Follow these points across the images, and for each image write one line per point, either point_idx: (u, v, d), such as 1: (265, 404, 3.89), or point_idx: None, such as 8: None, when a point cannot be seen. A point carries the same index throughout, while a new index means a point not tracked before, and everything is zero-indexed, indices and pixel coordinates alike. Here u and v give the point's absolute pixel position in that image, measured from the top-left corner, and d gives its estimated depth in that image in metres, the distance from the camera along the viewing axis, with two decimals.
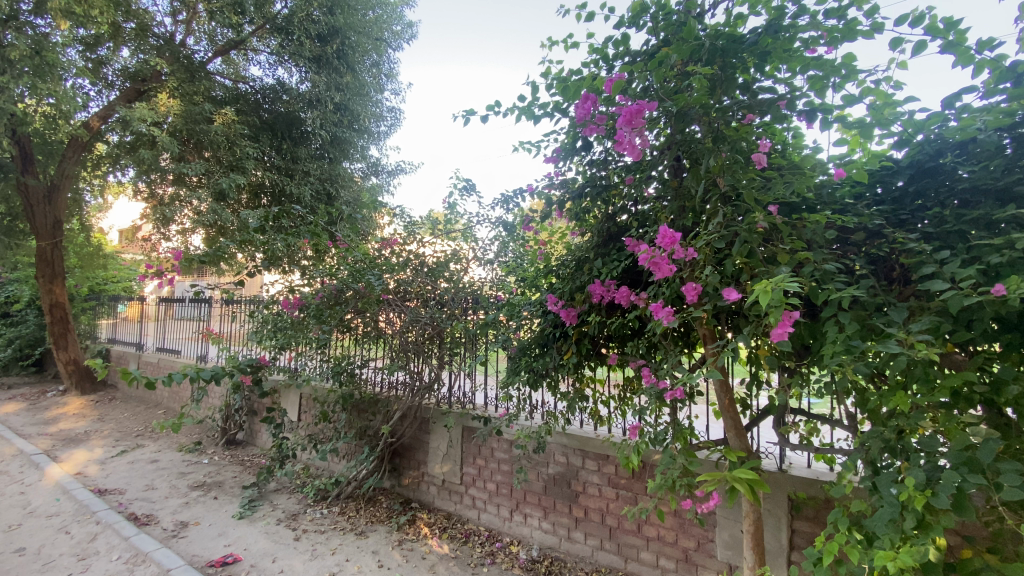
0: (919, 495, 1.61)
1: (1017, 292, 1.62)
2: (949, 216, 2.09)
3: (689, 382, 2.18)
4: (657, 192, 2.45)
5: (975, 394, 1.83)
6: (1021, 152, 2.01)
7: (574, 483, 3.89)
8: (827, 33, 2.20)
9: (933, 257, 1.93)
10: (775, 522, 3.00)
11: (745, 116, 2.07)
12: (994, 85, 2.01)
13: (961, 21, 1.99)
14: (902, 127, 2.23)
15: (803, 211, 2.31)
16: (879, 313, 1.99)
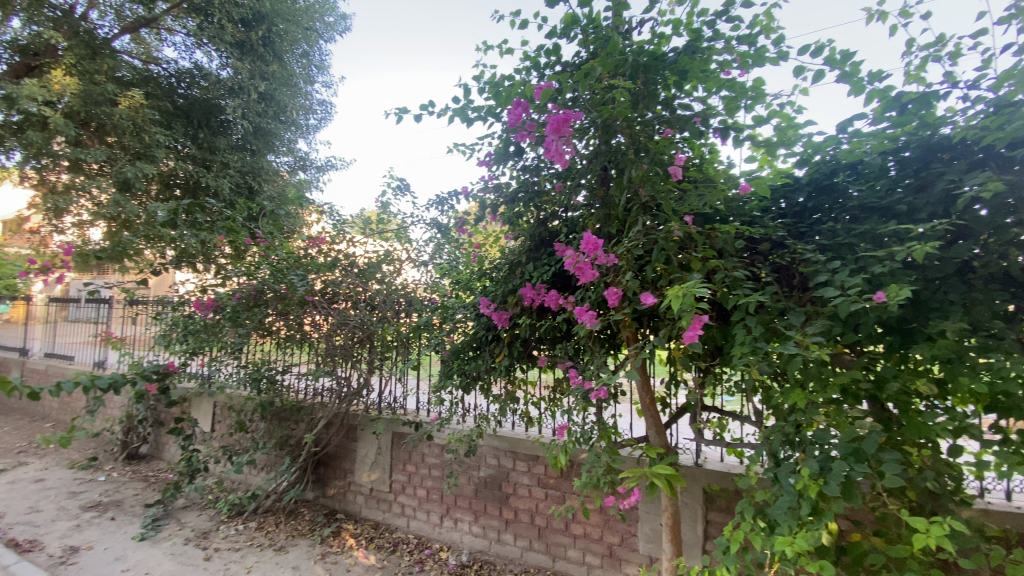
0: (813, 484, 1.77)
1: (894, 299, 1.82)
2: (841, 230, 2.31)
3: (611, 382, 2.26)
4: (586, 200, 2.52)
5: (861, 390, 2.03)
6: (900, 175, 2.27)
7: (504, 485, 3.90)
8: (740, 58, 2.38)
9: (827, 267, 2.13)
10: (692, 514, 3.17)
11: (663, 131, 2.18)
12: (881, 113, 2.25)
13: (855, 54, 2.23)
14: (803, 149, 2.45)
15: (717, 221, 2.48)
16: (781, 317, 2.17)
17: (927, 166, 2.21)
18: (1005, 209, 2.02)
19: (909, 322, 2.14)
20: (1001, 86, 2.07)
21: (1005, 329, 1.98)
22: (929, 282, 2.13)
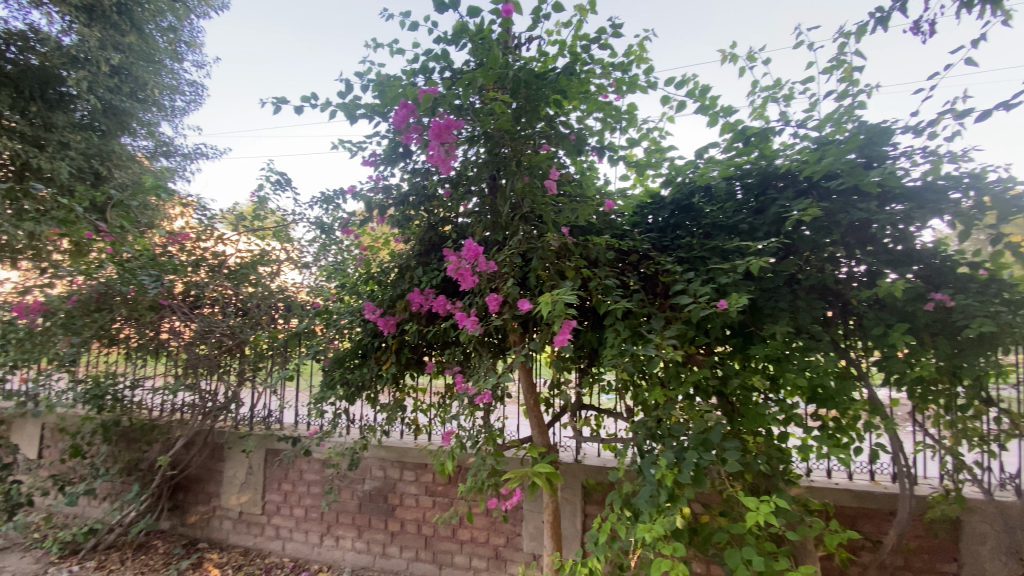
0: (669, 473, 1.96)
1: (733, 306, 2.11)
2: (697, 244, 2.59)
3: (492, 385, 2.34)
4: (476, 208, 2.57)
5: (710, 386, 2.30)
6: (745, 198, 2.61)
7: (390, 497, 3.79)
8: (615, 84, 2.60)
9: (684, 277, 2.39)
10: (571, 509, 3.36)
11: (542, 145, 2.31)
12: (730, 143, 2.59)
13: (711, 90, 2.54)
14: (668, 171, 2.74)
15: (592, 233, 2.66)
16: (646, 322, 2.39)
17: (764, 192, 2.57)
18: (820, 231, 2.43)
19: (748, 326, 2.48)
20: (820, 128, 2.48)
21: (820, 332, 2.36)
22: (764, 292, 2.48)
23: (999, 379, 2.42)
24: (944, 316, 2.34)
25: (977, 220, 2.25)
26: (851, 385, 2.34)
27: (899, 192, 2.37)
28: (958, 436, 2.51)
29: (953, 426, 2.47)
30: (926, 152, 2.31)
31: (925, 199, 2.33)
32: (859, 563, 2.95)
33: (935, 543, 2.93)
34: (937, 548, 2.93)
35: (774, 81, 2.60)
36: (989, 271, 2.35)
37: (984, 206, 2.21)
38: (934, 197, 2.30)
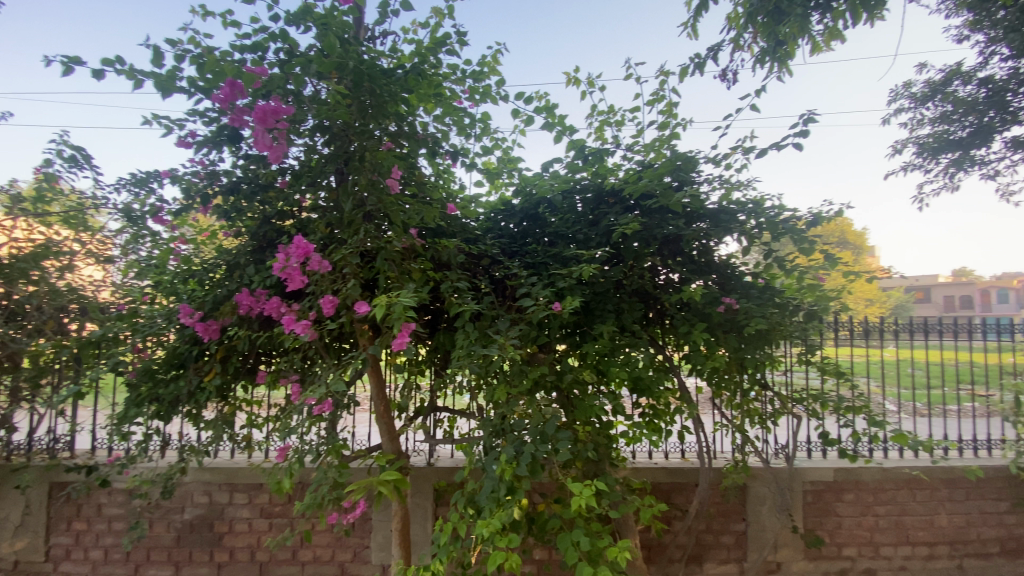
0: (508, 467, 2.06)
1: (567, 308, 2.30)
2: (542, 251, 2.76)
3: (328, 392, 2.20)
4: (324, 202, 2.42)
5: (549, 382, 2.47)
6: (584, 211, 2.86)
7: (217, 524, 3.37)
8: (467, 90, 2.66)
9: (528, 281, 2.54)
10: (422, 513, 3.42)
11: (385, 143, 2.27)
12: (573, 160, 2.82)
13: (556, 107, 2.74)
14: (518, 180, 2.89)
15: (443, 236, 2.67)
16: (493, 324, 2.48)
17: (599, 207, 2.86)
18: (643, 242, 2.76)
19: (582, 326, 2.73)
20: (644, 152, 2.83)
21: (640, 330, 2.70)
22: (596, 296, 2.76)
23: (771, 368, 2.99)
24: (732, 317, 2.82)
25: (755, 238, 2.76)
26: (664, 377, 2.71)
27: (702, 213, 2.79)
28: (742, 416, 3.04)
29: (740, 408, 2.98)
30: (720, 180, 2.79)
31: (720, 219, 2.78)
32: (672, 532, 3.40)
33: (729, 507, 3.50)
34: (731, 511, 3.50)
35: (609, 108, 2.91)
36: (765, 280, 2.90)
37: (760, 227, 2.73)
38: (727, 218, 2.77)
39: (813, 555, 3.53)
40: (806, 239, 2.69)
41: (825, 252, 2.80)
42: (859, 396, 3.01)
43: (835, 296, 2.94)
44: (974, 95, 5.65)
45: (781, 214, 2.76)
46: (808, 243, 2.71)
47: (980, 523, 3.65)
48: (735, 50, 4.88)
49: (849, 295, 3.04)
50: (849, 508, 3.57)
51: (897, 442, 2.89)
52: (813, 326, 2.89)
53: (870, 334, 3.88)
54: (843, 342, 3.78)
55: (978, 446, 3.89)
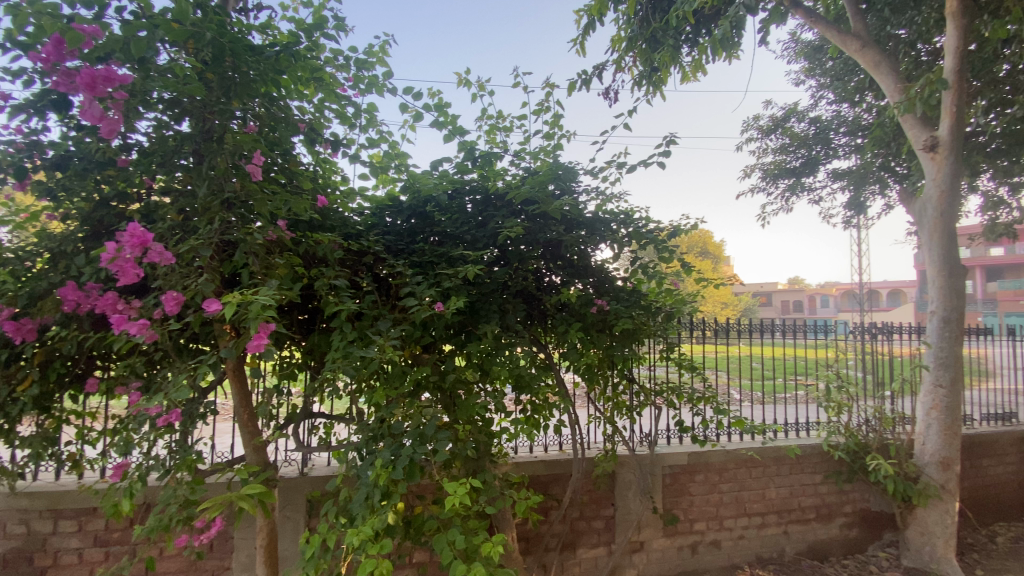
0: (383, 471, 2.00)
1: (449, 308, 2.30)
2: (428, 251, 2.71)
3: (172, 400, 1.95)
4: (180, 186, 2.15)
5: (430, 383, 2.45)
6: (473, 212, 2.88)
7: (38, 558, 2.85)
8: (351, 79, 2.55)
9: (411, 281, 2.49)
10: (294, 526, 3.22)
11: (248, 126, 2.08)
12: (463, 161, 2.83)
13: (446, 106, 2.74)
14: (406, 176, 2.82)
15: (319, 229, 2.52)
16: (373, 324, 2.40)
17: (486, 209, 2.91)
18: (526, 246, 2.85)
19: (466, 326, 2.75)
20: (530, 158, 2.93)
21: (522, 330, 2.78)
22: (481, 296, 2.79)
23: (637, 364, 3.27)
24: (604, 318, 3.04)
25: (626, 245, 3.00)
26: (544, 375, 2.83)
27: (580, 220, 2.95)
28: (612, 409, 3.28)
29: (610, 400, 3.24)
30: (597, 191, 2.99)
31: (596, 227, 2.97)
32: (548, 522, 3.57)
33: (600, 494, 3.76)
34: (602, 498, 3.76)
35: (498, 113, 2.99)
36: (633, 284, 3.17)
37: (631, 235, 2.97)
38: (602, 226, 2.97)
39: (670, 532, 3.92)
40: (667, 248, 2.99)
41: (684, 260, 3.13)
42: (709, 388, 3.41)
43: (692, 300, 3.30)
44: (806, 132, 6.70)
45: (648, 225, 3.02)
46: (668, 252, 3.02)
47: (800, 493, 4.32)
48: (620, 70, 5.26)
49: (704, 299, 3.43)
50: (700, 488, 4.03)
51: (737, 428, 3.32)
52: (672, 326, 3.21)
53: (723, 333, 4.41)
54: (701, 341, 4.25)
55: (800, 428, 4.62)
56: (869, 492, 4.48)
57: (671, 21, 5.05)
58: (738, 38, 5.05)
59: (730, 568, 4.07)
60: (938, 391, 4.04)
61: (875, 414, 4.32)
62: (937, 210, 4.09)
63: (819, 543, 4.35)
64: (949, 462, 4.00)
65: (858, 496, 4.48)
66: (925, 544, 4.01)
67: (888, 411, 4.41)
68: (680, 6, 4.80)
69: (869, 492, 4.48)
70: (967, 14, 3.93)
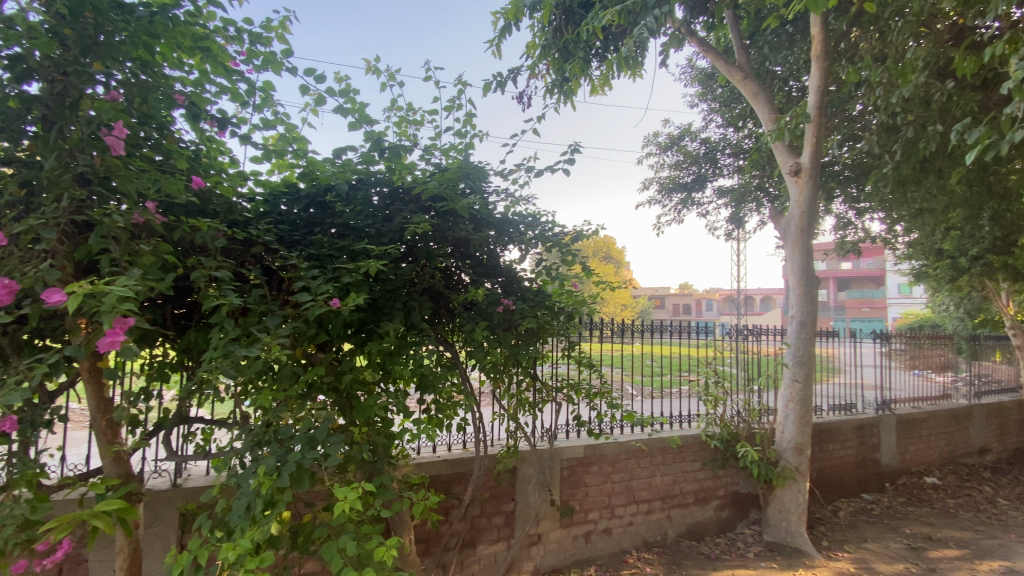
0: (266, 479, 1.86)
1: (346, 305, 2.19)
2: (327, 243, 2.57)
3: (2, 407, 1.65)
4: (22, 155, 1.84)
5: (324, 384, 2.33)
6: (379, 205, 2.76)
7: None
8: (244, 53, 2.34)
9: (307, 275, 2.34)
10: (164, 544, 2.90)
11: (113, 93, 1.83)
12: (370, 152, 2.70)
13: (353, 92, 2.60)
14: (305, 163, 2.64)
15: (199, 214, 2.29)
16: (261, 321, 2.23)
17: (394, 203, 2.81)
18: (432, 243, 2.80)
19: (368, 324, 2.64)
20: (439, 153, 2.89)
21: (426, 328, 2.73)
22: (385, 293, 2.69)
23: (540, 363, 3.35)
24: (510, 317, 3.07)
25: (532, 247, 3.06)
26: (448, 374, 2.80)
27: (489, 220, 2.96)
28: (515, 406, 3.35)
29: (513, 398, 3.30)
30: (506, 193, 3.02)
31: (504, 228, 3.00)
32: (448, 521, 3.56)
33: (501, 490, 3.82)
34: (503, 494, 3.83)
35: (408, 105, 2.91)
36: (538, 284, 3.25)
37: (538, 237, 3.04)
38: (509, 226, 3.01)
39: (566, 523, 4.09)
40: (570, 251, 3.11)
41: (585, 263, 3.27)
42: (604, 385, 3.60)
43: (592, 300, 3.46)
44: (697, 151, 7.34)
45: (554, 228, 3.12)
46: (571, 255, 3.14)
47: (682, 480, 4.72)
48: (532, 76, 5.39)
49: (603, 301, 3.61)
50: (594, 479, 4.25)
51: (628, 421, 3.55)
52: (572, 326, 3.34)
53: (620, 333, 4.68)
54: (601, 341, 4.47)
55: (683, 419, 5.06)
56: (739, 476, 5.00)
57: (582, 34, 5.27)
58: (641, 58, 5.40)
59: (620, 553, 4.33)
60: (795, 385, 4.62)
61: (744, 406, 4.89)
62: (799, 228, 4.67)
63: (697, 524, 4.78)
64: (802, 447, 4.59)
65: (730, 480, 4.99)
66: (782, 520, 4.57)
67: (756, 403, 4.97)
68: (590, 21, 5.02)
69: (739, 476, 5.00)
70: (827, 59, 4.54)
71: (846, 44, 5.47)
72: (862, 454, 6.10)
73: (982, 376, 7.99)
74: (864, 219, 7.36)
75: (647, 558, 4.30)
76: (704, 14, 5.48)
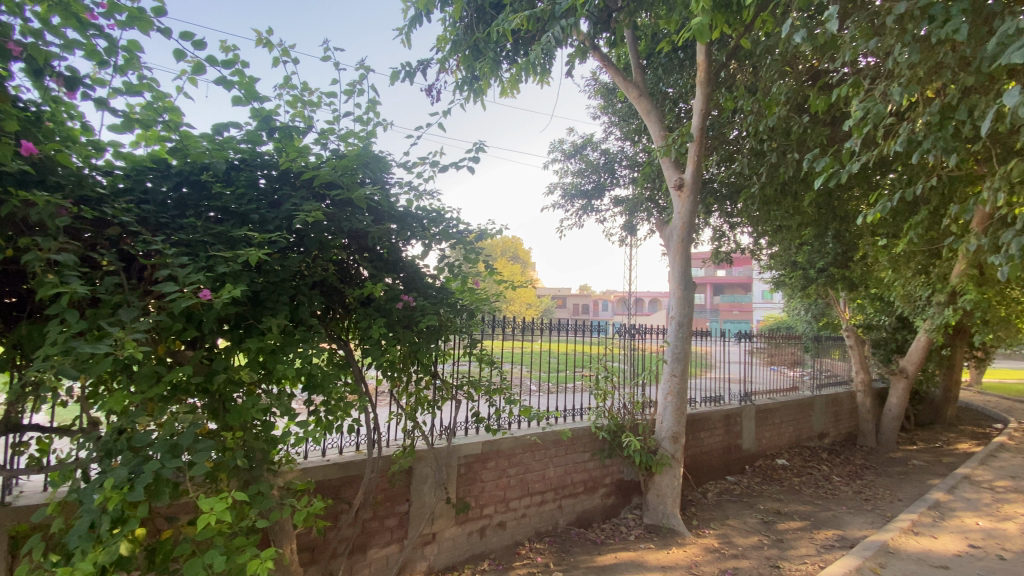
0: (115, 494, 1.63)
1: (220, 297, 1.99)
2: (200, 227, 2.32)
3: None
4: None
5: (192, 385, 2.11)
6: (266, 189, 2.54)
7: None
8: (103, 5, 2.01)
9: (175, 262, 2.09)
10: None
11: None
12: (257, 131, 2.47)
13: (239, 63, 2.36)
14: (178, 137, 2.35)
15: (37, 187, 1.95)
16: (115, 313, 1.95)
17: (283, 187, 2.60)
18: (326, 233, 2.62)
19: (248, 319, 2.41)
20: (336, 139, 2.73)
21: (315, 324, 2.57)
22: (270, 285, 2.48)
23: (441, 360, 3.31)
24: (409, 314, 2.98)
25: (436, 243, 3.00)
26: (339, 373, 2.65)
27: (390, 213, 2.85)
28: (414, 405, 3.30)
29: (411, 397, 3.22)
30: (410, 185, 2.94)
31: (407, 222, 2.90)
32: (337, 527, 3.40)
33: (395, 491, 3.73)
34: (396, 495, 3.74)
35: (303, 85, 2.71)
36: (441, 281, 3.20)
37: (441, 234, 2.98)
38: (410, 220, 2.92)
39: (461, 520, 4.10)
40: (474, 249, 3.12)
41: (489, 262, 3.29)
42: (504, 381, 3.65)
43: (494, 299, 3.49)
44: (597, 160, 7.75)
45: (458, 225, 3.10)
46: (474, 253, 3.14)
47: (573, 470, 4.95)
48: (442, 71, 5.33)
49: (506, 299, 3.66)
50: (490, 474, 4.30)
51: (525, 417, 3.63)
52: (473, 324, 3.34)
53: (522, 331, 4.78)
54: (503, 339, 4.54)
55: (576, 413, 5.32)
56: (623, 464, 5.37)
57: (492, 34, 5.30)
58: (549, 66, 5.59)
59: (513, 545, 4.43)
60: (673, 380, 5.06)
61: (629, 400, 5.30)
62: (680, 237, 5.12)
63: (585, 512, 5.04)
64: (678, 436, 5.04)
65: (616, 468, 5.33)
66: (659, 503, 4.98)
67: (640, 396, 5.38)
68: (500, 23, 5.09)
69: (624, 464, 5.36)
70: (709, 86, 5.02)
71: (726, 74, 6.10)
72: (728, 440, 6.86)
73: (822, 371, 9.35)
74: (736, 232, 8.28)
75: (538, 548, 4.45)
76: (607, 31, 5.78)
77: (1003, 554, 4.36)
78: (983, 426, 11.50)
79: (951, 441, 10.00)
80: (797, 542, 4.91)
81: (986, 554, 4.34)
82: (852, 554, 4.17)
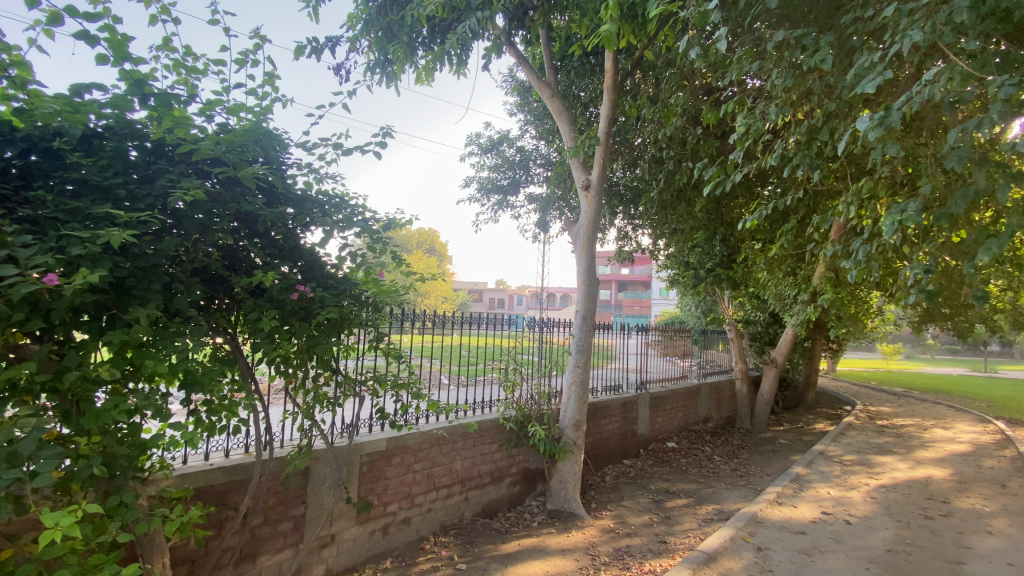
0: None
1: (73, 282, 1.72)
2: (50, 201, 1.99)
3: None
4: None
5: (35, 384, 1.80)
6: (137, 162, 2.24)
7: None
8: None
9: (16, 242, 1.78)
10: None
11: None
12: (129, 95, 2.17)
13: (109, 16, 2.06)
14: (27, 97, 1.99)
15: None
16: None
17: (157, 161, 2.31)
18: (209, 215, 2.37)
19: (110, 308, 2.11)
20: (224, 111, 2.48)
21: (195, 315, 2.31)
22: (139, 271, 2.20)
23: (342, 355, 3.15)
24: (307, 305, 2.79)
25: (338, 231, 2.84)
26: (224, 368, 2.42)
27: (286, 196, 2.65)
28: (311, 403, 3.11)
29: (308, 394, 3.03)
30: (309, 167, 2.76)
31: (305, 206, 2.72)
32: (220, 536, 3.13)
33: (290, 494, 3.52)
34: (291, 498, 3.52)
35: (186, 48, 2.43)
36: (343, 272, 3.04)
37: (344, 221, 2.83)
38: (308, 205, 2.73)
39: (362, 519, 3.97)
40: (380, 239, 3.00)
41: (397, 253, 3.19)
42: (411, 375, 3.56)
43: (402, 291, 3.39)
44: (513, 157, 7.84)
45: (363, 213, 2.96)
46: (380, 242, 3.02)
47: (479, 462, 4.99)
48: (353, 50, 5.07)
49: (415, 292, 3.57)
50: (395, 470, 4.21)
51: (432, 411, 3.57)
52: (378, 316, 3.21)
53: (434, 324, 4.70)
54: (413, 332, 4.44)
55: (484, 406, 5.35)
56: (529, 453, 5.51)
57: (407, 18, 5.15)
58: (465, 58, 5.55)
59: (417, 540, 4.38)
60: (577, 370, 5.28)
61: (536, 391, 5.43)
62: (586, 235, 5.35)
63: (491, 502, 5.11)
64: (580, 423, 5.28)
65: (522, 457, 5.46)
66: (562, 489, 5.19)
67: (546, 387, 5.54)
68: (415, 7, 4.95)
69: (529, 453, 5.51)
70: (615, 92, 5.26)
71: (632, 83, 6.46)
72: (625, 427, 7.32)
73: (709, 362, 10.30)
74: (638, 233, 8.82)
75: (442, 542, 4.43)
76: (522, 29, 5.84)
77: (848, 518, 5.09)
78: (836, 409, 13.34)
79: (810, 422, 11.50)
80: (682, 518, 5.37)
81: (835, 519, 5.04)
82: (728, 526, 4.64)
